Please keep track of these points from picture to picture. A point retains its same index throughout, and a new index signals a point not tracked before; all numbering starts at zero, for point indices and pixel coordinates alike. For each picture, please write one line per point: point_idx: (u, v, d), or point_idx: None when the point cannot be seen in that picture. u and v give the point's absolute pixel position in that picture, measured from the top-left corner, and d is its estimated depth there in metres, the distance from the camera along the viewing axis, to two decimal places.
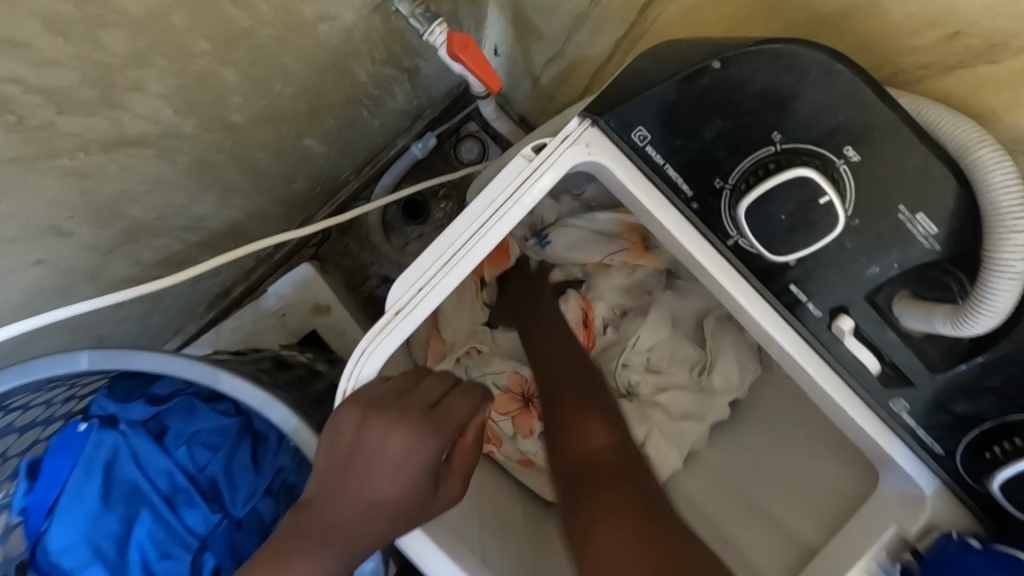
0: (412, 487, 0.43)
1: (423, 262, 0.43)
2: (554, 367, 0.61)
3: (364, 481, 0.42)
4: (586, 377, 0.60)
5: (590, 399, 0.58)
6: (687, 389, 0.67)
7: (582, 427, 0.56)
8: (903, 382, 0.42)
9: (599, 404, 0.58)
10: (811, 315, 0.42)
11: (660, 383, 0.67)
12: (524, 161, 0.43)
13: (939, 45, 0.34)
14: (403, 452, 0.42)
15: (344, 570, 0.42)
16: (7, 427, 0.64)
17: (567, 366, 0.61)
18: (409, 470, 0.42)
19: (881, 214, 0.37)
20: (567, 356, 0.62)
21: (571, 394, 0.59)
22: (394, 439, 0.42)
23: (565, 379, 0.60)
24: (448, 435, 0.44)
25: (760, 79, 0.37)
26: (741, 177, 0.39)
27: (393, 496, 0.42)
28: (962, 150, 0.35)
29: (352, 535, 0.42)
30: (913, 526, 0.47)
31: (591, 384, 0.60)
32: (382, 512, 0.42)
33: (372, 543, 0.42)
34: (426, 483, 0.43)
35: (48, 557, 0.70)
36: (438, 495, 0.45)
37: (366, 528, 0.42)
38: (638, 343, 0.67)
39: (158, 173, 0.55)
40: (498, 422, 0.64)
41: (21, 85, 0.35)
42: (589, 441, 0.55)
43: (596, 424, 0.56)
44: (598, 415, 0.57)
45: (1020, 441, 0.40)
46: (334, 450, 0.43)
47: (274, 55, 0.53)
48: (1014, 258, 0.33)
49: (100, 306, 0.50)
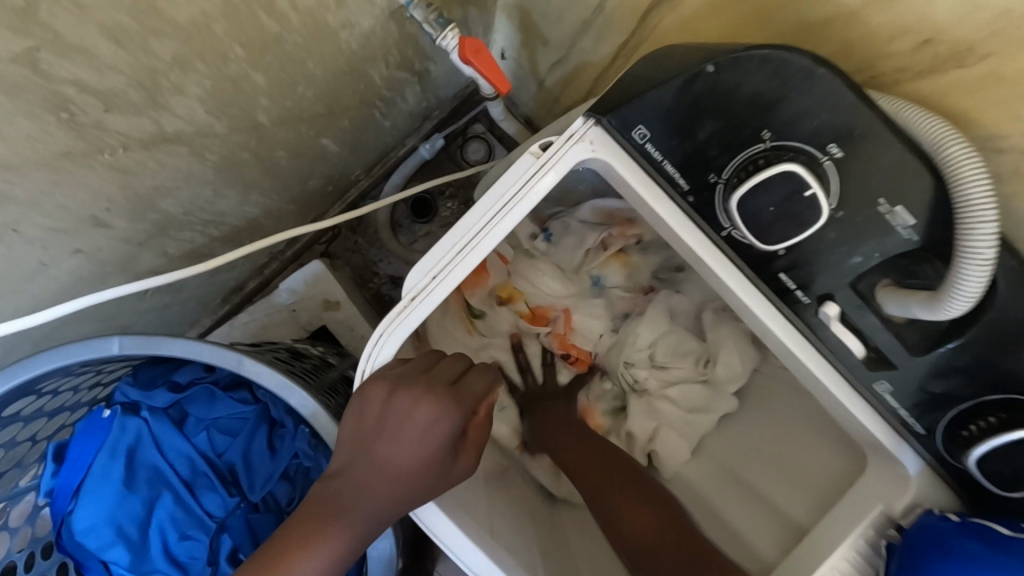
0: (434, 457, 0.46)
1: (439, 251, 0.46)
2: (580, 460, 0.65)
3: (389, 450, 0.46)
4: (612, 460, 0.64)
5: (619, 479, 0.61)
6: (693, 381, 0.71)
7: (621, 511, 0.58)
8: (885, 364, 0.45)
9: (628, 482, 0.61)
10: (800, 301, 0.46)
11: (667, 377, 0.72)
12: (532, 158, 0.46)
13: (913, 52, 0.37)
14: (426, 425, 0.46)
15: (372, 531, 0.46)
16: (39, 410, 0.67)
17: (589, 455, 0.65)
18: (432, 442, 0.46)
19: (861, 207, 0.40)
20: (587, 444, 0.66)
21: (603, 480, 0.62)
22: (419, 413, 0.46)
23: (592, 469, 0.63)
24: (467, 408, 0.47)
25: (749, 83, 0.39)
26: (734, 172, 0.42)
27: (417, 466, 0.46)
28: (935, 147, 0.37)
29: (378, 498, 0.46)
30: (898, 504, 0.50)
31: (618, 468, 0.63)
32: (407, 481, 0.46)
33: (397, 509, 0.46)
34: (446, 453, 0.47)
35: (72, 538, 0.73)
36: (457, 466, 0.48)
37: (391, 495, 0.46)
38: (638, 341, 0.73)
39: (189, 170, 0.59)
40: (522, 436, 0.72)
41: (79, 87, 0.39)
42: (630, 524, 0.57)
43: (634, 501, 0.59)
44: (631, 493, 0.60)
45: (994, 419, 0.43)
46: (362, 422, 0.46)
47: (300, 60, 0.56)
48: (982, 246, 0.36)
49: (141, 290, 0.52)
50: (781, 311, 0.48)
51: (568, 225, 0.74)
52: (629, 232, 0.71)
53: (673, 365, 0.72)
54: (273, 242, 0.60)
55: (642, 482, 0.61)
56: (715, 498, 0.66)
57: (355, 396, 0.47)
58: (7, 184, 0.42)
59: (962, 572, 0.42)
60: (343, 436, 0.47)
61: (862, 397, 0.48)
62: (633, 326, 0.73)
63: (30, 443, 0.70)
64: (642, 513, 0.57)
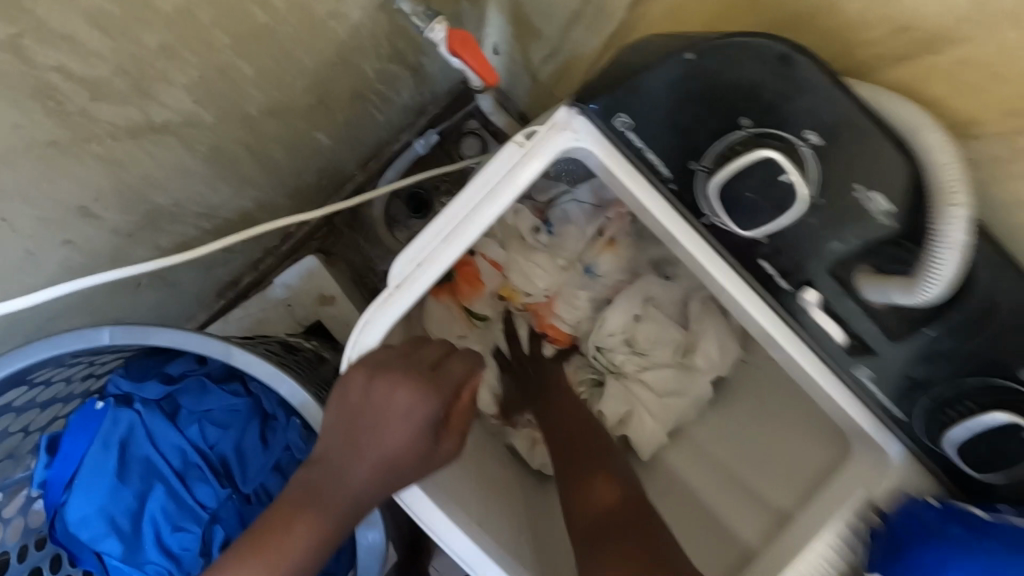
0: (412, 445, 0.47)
1: (426, 238, 0.47)
2: (561, 431, 0.65)
3: (370, 433, 0.47)
4: (592, 438, 0.63)
5: (590, 458, 0.60)
6: (668, 366, 0.72)
7: (582, 486, 0.57)
8: (867, 350, 0.46)
9: (596, 463, 0.59)
10: (781, 289, 0.46)
11: (645, 362, 0.72)
12: (516, 147, 0.47)
13: (889, 39, 0.37)
14: (407, 409, 0.47)
15: (353, 512, 0.48)
16: (30, 401, 0.67)
17: (571, 425, 0.66)
18: (413, 425, 0.47)
19: (841, 193, 0.40)
20: (571, 417, 0.67)
21: (573, 457, 0.61)
22: (400, 397, 0.46)
23: (569, 442, 0.63)
24: (448, 393, 0.48)
25: (728, 70, 0.39)
26: (714, 159, 0.42)
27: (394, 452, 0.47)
28: (909, 134, 0.38)
29: (359, 480, 0.47)
30: (879, 490, 0.51)
31: (597, 446, 0.62)
32: (388, 464, 0.47)
33: (379, 491, 0.47)
34: (428, 436, 0.48)
35: (65, 528, 0.74)
36: (439, 451, 0.49)
37: (373, 476, 0.47)
38: (607, 326, 0.73)
39: (178, 161, 0.59)
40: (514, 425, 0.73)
41: (64, 74, 0.40)
42: (582, 500, 0.56)
43: (594, 481, 0.57)
44: (595, 473, 0.58)
45: (972, 404, 0.43)
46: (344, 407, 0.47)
47: (288, 51, 0.57)
48: (953, 230, 0.37)
49: (125, 276, 0.53)
50: (763, 298, 0.48)
51: (566, 214, 0.72)
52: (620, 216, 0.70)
53: (651, 352, 0.72)
54: (267, 231, 0.62)
55: (610, 466, 0.59)
56: (703, 489, 0.67)
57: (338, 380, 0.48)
58: None
59: (947, 552, 0.42)
60: (325, 421, 0.48)
61: (843, 383, 0.49)
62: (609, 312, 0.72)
63: (23, 434, 0.71)
64: (593, 491, 0.56)
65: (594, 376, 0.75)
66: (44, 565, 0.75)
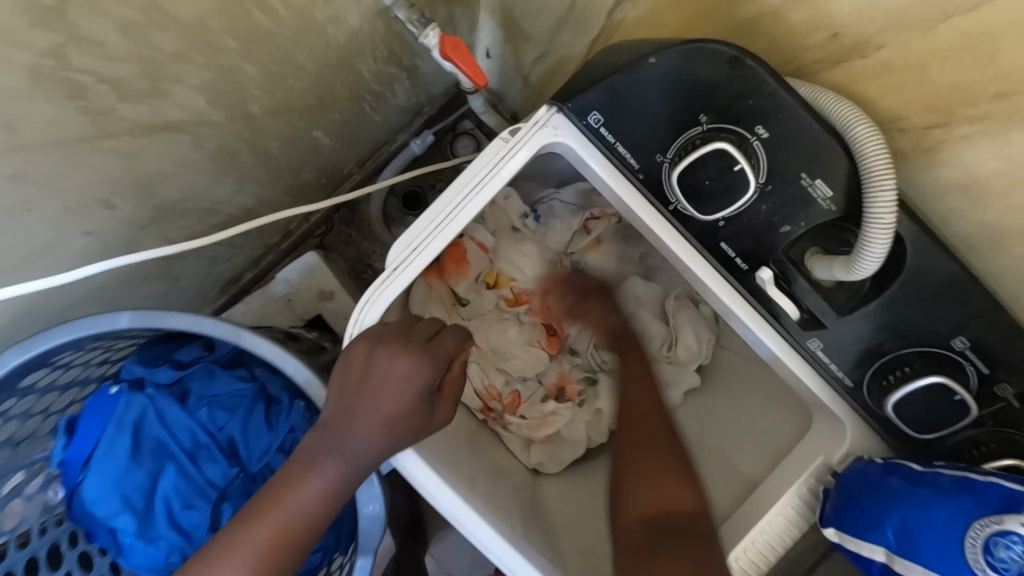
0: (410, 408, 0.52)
1: (420, 225, 0.52)
2: (626, 418, 0.61)
3: (372, 400, 0.52)
4: (665, 443, 0.57)
5: (659, 460, 0.55)
6: (658, 364, 0.75)
7: (640, 475, 0.55)
8: (817, 324, 0.51)
9: (662, 466, 0.55)
10: (740, 269, 0.51)
11: (634, 358, 0.79)
12: (502, 143, 0.52)
13: (825, 43, 0.42)
14: (404, 376, 0.52)
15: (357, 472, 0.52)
16: (52, 383, 0.72)
17: (642, 414, 0.60)
18: (410, 391, 0.52)
19: (787, 181, 0.45)
20: (644, 410, 0.61)
21: (639, 459, 0.56)
22: (398, 366, 0.52)
23: (636, 436, 0.58)
24: (441, 363, 0.54)
25: (685, 71, 0.44)
26: (676, 152, 0.48)
27: (393, 414, 0.52)
28: (845, 129, 0.43)
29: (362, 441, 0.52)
30: (835, 454, 0.56)
31: (667, 448, 0.57)
32: (388, 426, 0.52)
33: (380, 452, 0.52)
34: (424, 402, 0.53)
35: (82, 506, 0.78)
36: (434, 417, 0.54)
37: (374, 438, 0.52)
38: None
39: (188, 157, 0.64)
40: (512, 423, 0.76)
41: (95, 76, 0.45)
42: (638, 497, 0.53)
43: (658, 482, 0.53)
44: (661, 473, 0.54)
45: (909, 369, 0.48)
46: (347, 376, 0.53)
47: (291, 53, 0.62)
48: (883, 212, 0.42)
49: (139, 258, 0.57)
50: (727, 280, 0.53)
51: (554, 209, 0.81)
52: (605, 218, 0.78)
53: None
54: (265, 222, 0.67)
55: (680, 463, 0.55)
56: None
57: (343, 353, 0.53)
58: (27, 164, 0.47)
59: (896, 504, 0.46)
60: (331, 389, 0.53)
61: (799, 355, 0.54)
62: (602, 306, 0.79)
63: (43, 416, 0.75)
64: (657, 491, 0.53)
65: (587, 374, 0.79)
66: (62, 541, 0.79)
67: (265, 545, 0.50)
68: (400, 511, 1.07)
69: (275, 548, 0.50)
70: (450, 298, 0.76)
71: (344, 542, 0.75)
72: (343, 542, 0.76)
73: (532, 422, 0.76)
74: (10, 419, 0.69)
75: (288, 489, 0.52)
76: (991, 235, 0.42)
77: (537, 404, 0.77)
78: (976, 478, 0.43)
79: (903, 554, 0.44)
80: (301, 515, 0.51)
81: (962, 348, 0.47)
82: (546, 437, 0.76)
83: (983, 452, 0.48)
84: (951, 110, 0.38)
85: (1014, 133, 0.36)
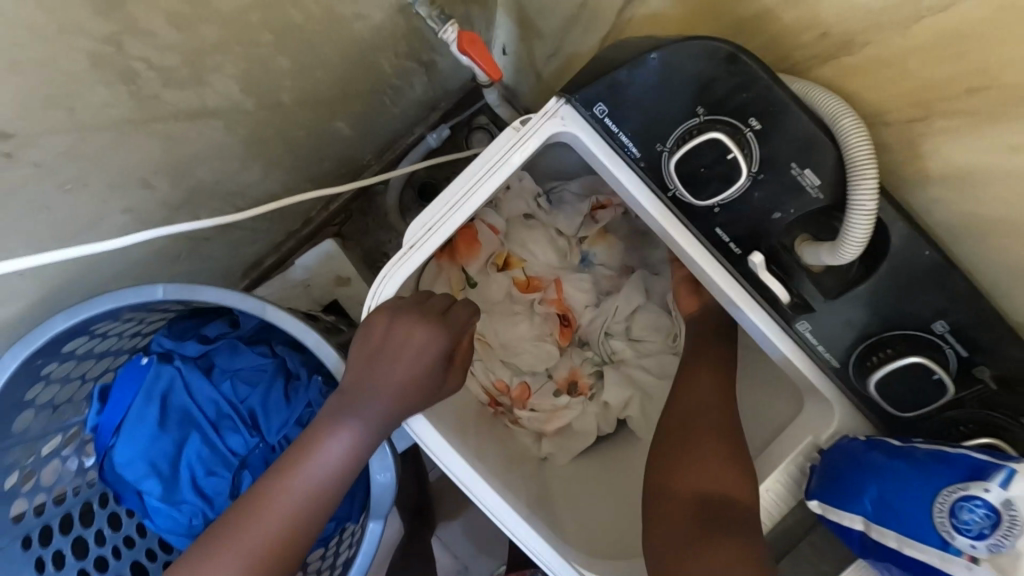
0: (431, 373, 0.59)
1: (436, 207, 0.56)
2: (683, 402, 0.63)
3: (392, 364, 0.57)
4: (722, 430, 0.59)
5: (713, 446, 0.58)
6: (665, 352, 0.82)
7: (686, 458, 0.58)
8: (807, 308, 0.54)
9: (715, 453, 0.57)
10: (734, 254, 0.55)
11: (640, 349, 0.84)
12: (513, 131, 0.55)
13: (816, 41, 0.45)
14: (422, 344, 0.58)
15: (378, 429, 0.58)
16: (89, 352, 0.77)
17: (701, 400, 0.62)
18: (427, 357, 0.58)
19: (778, 170, 0.48)
20: (708, 399, 0.61)
21: (690, 443, 0.59)
22: (417, 334, 0.58)
23: (689, 420, 0.61)
24: (454, 333, 0.61)
25: (684, 65, 0.48)
26: (675, 141, 0.51)
27: (413, 379, 0.58)
28: (832, 121, 0.46)
29: (383, 402, 0.58)
30: (824, 434, 0.58)
31: (726, 437, 0.58)
32: (407, 389, 0.57)
33: (399, 412, 0.57)
34: (438, 368, 0.60)
35: (114, 469, 0.83)
36: (446, 382, 0.61)
37: (395, 399, 0.57)
38: (617, 312, 0.84)
39: (222, 142, 0.69)
40: (525, 417, 0.82)
41: (146, 64, 0.49)
42: (685, 478, 0.57)
43: (705, 467, 0.57)
44: (711, 459, 0.57)
45: (892, 351, 0.51)
46: (369, 343, 0.58)
47: (318, 47, 0.66)
48: (866, 199, 0.45)
49: (175, 232, 0.61)
50: (722, 264, 0.57)
51: (564, 196, 0.87)
52: (612, 207, 0.84)
53: (645, 338, 0.83)
54: (287, 205, 0.73)
55: (736, 452, 0.57)
56: None
57: (364, 323, 0.58)
58: (82, 142, 0.52)
59: (876, 482, 0.48)
60: (354, 354, 0.59)
61: (790, 337, 0.57)
62: (613, 299, 0.84)
63: (80, 382, 0.81)
64: (705, 475, 0.56)
65: (595, 365, 0.85)
66: (93, 500, 0.83)
67: (306, 489, 0.57)
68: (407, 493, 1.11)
69: (314, 491, 0.58)
70: (460, 281, 0.81)
71: (355, 510, 0.80)
72: (355, 511, 0.80)
73: (542, 416, 0.82)
74: (51, 382, 0.74)
75: (322, 442, 0.58)
76: (971, 224, 0.45)
77: (547, 398, 0.83)
78: (950, 452, 0.45)
79: (880, 521, 0.47)
80: (335, 465, 0.58)
81: (942, 332, 0.49)
82: (557, 429, 0.82)
83: (963, 433, 0.50)
84: (929, 105, 0.41)
85: (986, 126, 0.39)
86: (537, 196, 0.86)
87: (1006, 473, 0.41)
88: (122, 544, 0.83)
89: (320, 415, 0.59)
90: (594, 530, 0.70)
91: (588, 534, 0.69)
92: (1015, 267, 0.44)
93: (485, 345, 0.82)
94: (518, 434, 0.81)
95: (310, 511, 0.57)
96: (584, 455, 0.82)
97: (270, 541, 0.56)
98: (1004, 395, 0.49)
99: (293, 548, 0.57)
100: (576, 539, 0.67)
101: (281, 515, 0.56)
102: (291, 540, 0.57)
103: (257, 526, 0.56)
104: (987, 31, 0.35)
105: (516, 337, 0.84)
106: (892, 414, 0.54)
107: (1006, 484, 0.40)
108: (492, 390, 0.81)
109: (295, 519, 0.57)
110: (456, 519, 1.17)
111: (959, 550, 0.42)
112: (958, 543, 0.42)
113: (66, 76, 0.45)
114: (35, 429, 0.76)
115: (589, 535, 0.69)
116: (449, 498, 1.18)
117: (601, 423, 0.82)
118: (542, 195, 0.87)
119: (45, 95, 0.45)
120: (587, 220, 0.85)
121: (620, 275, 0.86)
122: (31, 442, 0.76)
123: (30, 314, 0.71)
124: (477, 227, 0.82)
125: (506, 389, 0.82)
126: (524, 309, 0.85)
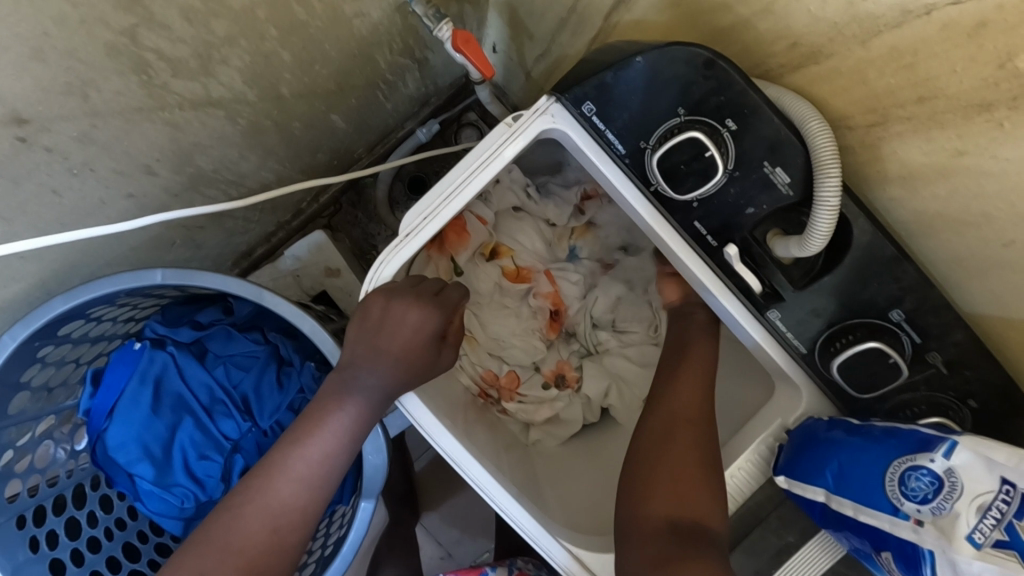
0: (427, 348, 0.63)
1: (431, 197, 0.59)
2: (660, 408, 0.65)
3: (390, 340, 0.61)
4: (693, 446, 0.61)
5: (685, 465, 0.59)
6: (646, 343, 0.87)
7: (660, 475, 0.60)
8: (777, 297, 0.58)
9: (687, 470, 0.59)
10: (711, 246, 0.59)
11: (624, 339, 0.88)
12: (505, 127, 0.59)
13: (787, 52, 0.50)
14: (418, 320, 0.62)
15: (385, 403, 0.61)
16: (84, 335, 0.78)
17: (676, 412, 0.64)
18: (424, 332, 0.62)
19: (752, 167, 0.53)
20: (682, 415, 0.63)
21: (662, 466, 0.60)
22: (413, 311, 0.61)
23: (663, 439, 0.62)
24: (446, 309, 0.65)
25: (668, 70, 0.51)
26: (657, 140, 0.55)
27: (412, 353, 0.62)
28: (801, 124, 0.50)
29: (386, 376, 0.61)
30: (792, 416, 0.62)
31: (697, 458, 0.60)
32: (409, 364, 0.61)
33: (402, 385, 0.61)
34: (434, 345, 0.64)
35: (105, 453, 0.83)
36: (441, 358, 0.65)
37: (398, 373, 0.61)
38: (600, 305, 0.89)
39: (224, 130, 0.71)
40: (517, 408, 0.84)
41: (158, 55, 0.51)
42: (661, 490, 0.58)
43: (679, 484, 0.58)
44: (681, 476, 0.59)
45: (851, 338, 0.56)
46: (367, 321, 0.61)
47: (318, 42, 0.68)
48: (829, 195, 0.49)
49: (177, 217, 0.63)
50: (700, 256, 0.61)
51: (552, 190, 0.91)
52: (596, 203, 0.90)
53: (629, 329, 0.88)
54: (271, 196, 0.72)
55: (706, 476, 0.59)
56: None
57: (361, 304, 0.61)
58: (94, 129, 0.54)
59: (833, 458, 0.53)
60: (354, 333, 0.62)
61: (761, 325, 0.61)
62: (596, 291, 0.89)
63: (74, 365, 0.81)
64: (676, 499, 0.57)
65: (581, 351, 0.90)
66: (85, 482, 0.85)
67: (316, 462, 0.60)
68: (395, 480, 1.13)
69: (324, 465, 0.60)
70: (449, 270, 0.82)
71: (346, 494, 0.82)
72: (346, 494, 0.82)
73: (530, 407, 0.85)
74: (46, 365, 0.75)
75: (327, 418, 0.60)
76: (923, 221, 0.49)
77: (536, 390, 0.86)
78: (901, 428, 0.50)
79: (839, 493, 0.52)
80: (343, 437, 0.61)
81: (898, 319, 0.53)
82: (545, 419, 0.85)
83: (915, 413, 0.56)
84: (886, 111, 0.45)
85: (933, 130, 0.43)
86: (527, 187, 0.89)
87: (949, 444, 0.45)
88: (113, 525, 0.85)
89: (324, 390, 0.62)
90: (578, 508, 0.73)
91: (572, 511, 0.72)
92: (961, 261, 0.49)
93: (474, 340, 0.85)
94: (508, 423, 0.84)
95: (320, 483, 0.60)
96: (568, 443, 0.86)
97: (284, 513, 0.58)
98: (950, 377, 0.53)
99: (302, 523, 0.59)
100: (560, 516, 0.70)
101: (293, 486, 0.59)
102: (303, 513, 0.59)
103: (269, 497, 0.58)
104: (931, 47, 0.39)
105: (505, 330, 0.86)
106: (852, 397, 0.59)
107: (948, 454, 0.45)
108: (482, 382, 0.84)
109: (306, 491, 0.59)
110: (442, 507, 1.19)
111: (907, 514, 0.46)
112: (906, 508, 0.46)
113: (84, 64, 0.47)
114: (29, 410, 0.76)
115: (573, 512, 0.72)
116: (434, 488, 1.20)
117: (586, 413, 0.86)
118: (531, 187, 0.89)
119: (64, 83, 0.47)
120: (574, 214, 0.91)
121: (601, 269, 0.91)
122: (25, 423, 0.76)
123: (26, 296, 0.72)
124: (467, 219, 0.83)
125: (495, 379, 0.85)
126: (514, 302, 0.88)
